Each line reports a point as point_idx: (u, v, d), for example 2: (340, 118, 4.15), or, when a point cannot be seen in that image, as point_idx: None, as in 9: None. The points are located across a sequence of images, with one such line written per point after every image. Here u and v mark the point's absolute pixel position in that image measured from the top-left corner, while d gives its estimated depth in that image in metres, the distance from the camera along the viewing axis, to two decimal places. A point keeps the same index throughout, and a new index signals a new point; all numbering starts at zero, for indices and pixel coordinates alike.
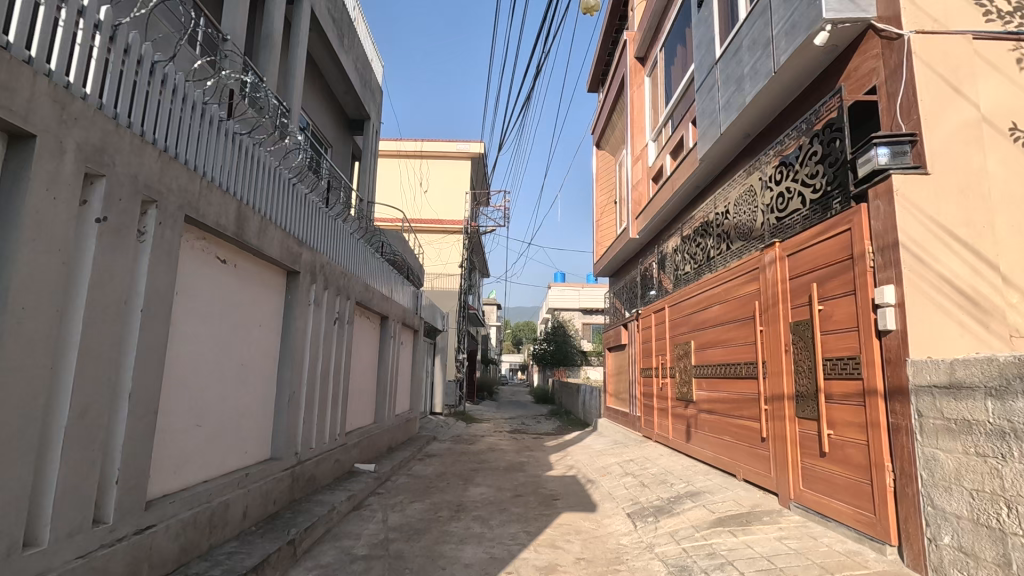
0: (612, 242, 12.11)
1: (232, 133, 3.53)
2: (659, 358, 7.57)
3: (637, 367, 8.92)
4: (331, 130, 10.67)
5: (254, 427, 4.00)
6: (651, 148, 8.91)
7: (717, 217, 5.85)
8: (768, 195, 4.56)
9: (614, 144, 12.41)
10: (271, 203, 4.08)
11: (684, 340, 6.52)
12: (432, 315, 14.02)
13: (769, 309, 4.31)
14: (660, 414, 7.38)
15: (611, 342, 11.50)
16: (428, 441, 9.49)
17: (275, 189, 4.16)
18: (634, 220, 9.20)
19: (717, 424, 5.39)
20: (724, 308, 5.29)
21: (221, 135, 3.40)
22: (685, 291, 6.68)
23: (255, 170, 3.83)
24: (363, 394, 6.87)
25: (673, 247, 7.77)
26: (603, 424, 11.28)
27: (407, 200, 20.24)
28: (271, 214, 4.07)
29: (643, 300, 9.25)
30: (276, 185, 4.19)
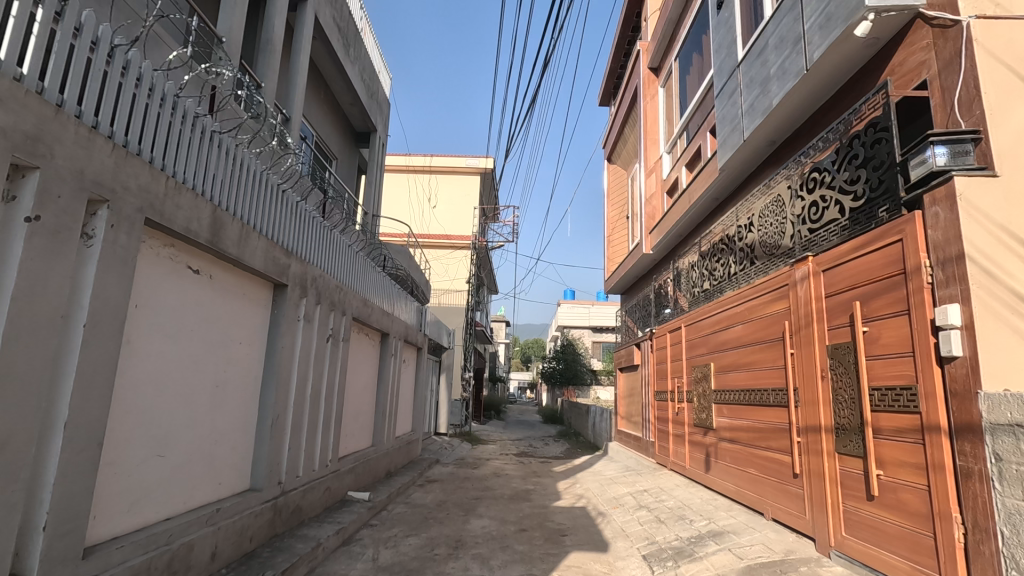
0: (624, 258, 11.72)
1: (210, 131, 3.24)
2: (675, 381, 7.12)
3: (650, 389, 8.47)
4: (335, 141, 10.45)
5: (230, 456, 3.61)
6: (666, 161, 8.57)
7: (738, 230, 5.46)
8: (799, 205, 4.17)
9: (626, 158, 12.08)
10: (256, 209, 3.77)
11: (703, 362, 6.08)
12: (437, 332, 13.65)
13: (801, 331, 3.90)
14: (676, 441, 6.92)
15: (622, 362, 11.04)
16: (430, 465, 9.05)
17: (262, 196, 3.86)
18: (647, 235, 8.83)
19: (741, 456, 4.94)
20: (747, 328, 4.88)
21: (196, 132, 3.10)
22: (703, 309, 6.26)
23: (237, 172, 3.52)
24: (360, 415, 6.48)
25: (690, 263, 7.37)
26: (614, 448, 10.77)
27: (415, 215, 20.03)
28: (256, 221, 3.75)
29: (657, 319, 8.83)
30: (264, 191, 3.89)
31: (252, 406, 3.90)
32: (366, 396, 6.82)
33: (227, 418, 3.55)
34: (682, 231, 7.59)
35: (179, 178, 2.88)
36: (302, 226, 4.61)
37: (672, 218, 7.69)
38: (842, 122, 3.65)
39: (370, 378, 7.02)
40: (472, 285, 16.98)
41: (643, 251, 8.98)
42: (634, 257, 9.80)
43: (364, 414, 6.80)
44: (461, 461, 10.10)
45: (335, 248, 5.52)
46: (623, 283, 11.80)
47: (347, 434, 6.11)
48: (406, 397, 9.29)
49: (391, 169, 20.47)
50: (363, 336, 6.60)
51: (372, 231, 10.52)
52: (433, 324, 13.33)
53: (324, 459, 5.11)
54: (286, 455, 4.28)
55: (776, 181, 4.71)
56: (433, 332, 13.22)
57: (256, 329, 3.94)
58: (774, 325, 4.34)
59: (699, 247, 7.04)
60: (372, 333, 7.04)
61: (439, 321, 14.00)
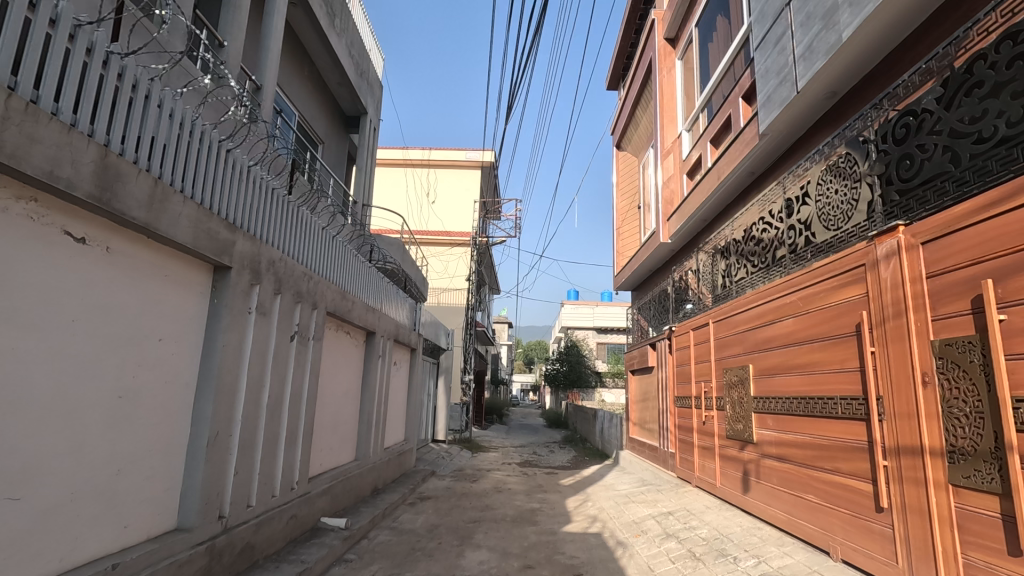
0: (635, 252, 10.84)
1: (114, 56, 2.44)
2: (700, 386, 6.26)
3: (669, 394, 7.58)
4: (322, 124, 9.63)
5: (146, 489, 2.74)
6: (685, 139, 7.71)
7: (782, 206, 4.59)
8: (875, 165, 3.31)
9: (637, 144, 11.20)
10: (190, 169, 2.94)
11: (737, 365, 5.20)
12: (433, 333, 12.78)
13: (887, 323, 3.03)
14: (703, 454, 6.04)
15: (635, 364, 10.15)
16: (423, 479, 8.17)
17: (210, 164, 3.17)
18: (664, 223, 7.96)
19: (793, 477, 4.07)
20: (799, 322, 4.00)
21: (89, 51, 2.31)
22: (736, 303, 5.38)
23: (158, 118, 2.72)
24: (338, 426, 5.62)
25: (716, 251, 6.49)
26: (627, 458, 9.86)
27: (412, 210, 19.18)
28: (189, 184, 2.93)
29: (677, 315, 7.94)
30: (213, 158, 3.20)
31: (183, 422, 3.05)
32: (346, 403, 5.95)
33: (141, 438, 2.70)
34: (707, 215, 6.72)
35: (65, 119, 2.15)
36: (265, 205, 3.90)
37: (694, 201, 6.82)
38: (946, 48, 2.80)
39: (351, 384, 6.14)
40: (472, 283, 16.10)
41: (659, 241, 8.11)
42: (649, 248, 8.93)
43: (343, 424, 5.93)
44: (459, 473, 9.22)
45: (308, 235, 4.78)
46: (635, 278, 10.90)
47: (322, 448, 5.25)
48: (397, 403, 8.43)
49: (388, 163, 19.63)
50: (341, 334, 5.73)
51: (363, 223, 9.73)
52: (429, 324, 12.45)
53: (287, 481, 4.25)
54: (233, 480, 3.43)
55: (834, 143, 3.85)
56: (429, 333, 12.33)
57: (187, 322, 3.09)
58: (843, 317, 3.46)
59: (727, 231, 6.17)
60: (353, 331, 6.17)
61: (436, 321, 13.12)
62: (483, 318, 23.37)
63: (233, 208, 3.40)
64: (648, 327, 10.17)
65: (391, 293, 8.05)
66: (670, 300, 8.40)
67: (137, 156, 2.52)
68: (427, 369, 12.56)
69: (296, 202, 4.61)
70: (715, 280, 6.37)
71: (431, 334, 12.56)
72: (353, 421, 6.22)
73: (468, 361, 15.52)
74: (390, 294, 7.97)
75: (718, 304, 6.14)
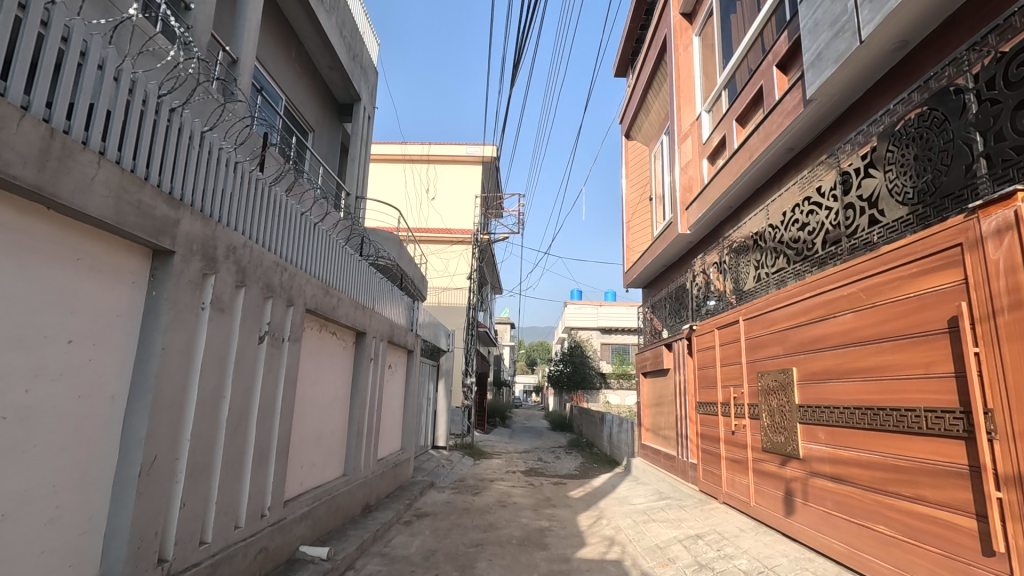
0: (647, 247, 10.21)
1: None
2: (727, 391, 5.62)
3: (689, 399, 6.94)
4: (312, 110, 9.02)
5: (47, 535, 2.12)
6: (705, 121, 7.07)
7: (831, 184, 3.95)
8: (969, 120, 2.67)
9: (648, 133, 10.57)
10: (113, 129, 2.35)
11: (775, 368, 4.56)
12: (432, 334, 12.15)
13: (999, 317, 2.38)
14: (732, 468, 5.39)
15: (648, 365, 9.52)
16: (421, 492, 7.53)
17: (198, 161, 3.01)
18: (682, 213, 7.32)
19: (855, 501, 3.43)
20: (860, 317, 3.39)
21: None
22: (772, 297, 4.74)
23: (60, 60, 2.13)
24: (321, 438, 5.00)
25: (743, 241, 5.85)
26: (640, 467, 9.22)
27: (411, 207, 18.57)
28: (111, 147, 2.32)
29: (696, 313, 7.30)
30: (202, 154, 3.04)
31: (106, 443, 2.42)
32: (331, 412, 5.33)
33: (38, 469, 2.08)
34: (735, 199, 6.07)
35: None
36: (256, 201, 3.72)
37: (718, 183, 6.17)
38: None
39: (336, 390, 5.50)
40: (473, 282, 15.48)
41: (676, 232, 7.47)
42: (664, 241, 8.31)
43: (327, 436, 5.28)
44: (460, 484, 8.59)
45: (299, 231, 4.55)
46: (647, 273, 10.21)
47: (302, 465, 4.62)
48: (393, 409, 7.79)
49: (386, 158, 19.05)
50: (322, 334, 5.08)
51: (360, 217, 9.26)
52: (428, 325, 11.82)
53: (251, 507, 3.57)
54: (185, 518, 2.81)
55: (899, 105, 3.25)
56: (428, 333, 11.69)
57: (112, 318, 2.46)
58: (929, 310, 2.82)
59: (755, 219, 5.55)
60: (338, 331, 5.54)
61: (436, 321, 12.48)
62: (485, 318, 22.76)
63: (222, 206, 3.23)
64: (663, 326, 9.51)
65: (388, 288, 7.56)
66: (688, 297, 7.77)
67: (96, 141, 2.23)
68: (426, 372, 11.91)
69: (271, 186, 4.03)
70: (742, 272, 5.75)
71: (431, 334, 11.94)
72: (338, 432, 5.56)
73: (470, 362, 14.88)
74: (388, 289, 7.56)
75: (747, 299, 5.50)
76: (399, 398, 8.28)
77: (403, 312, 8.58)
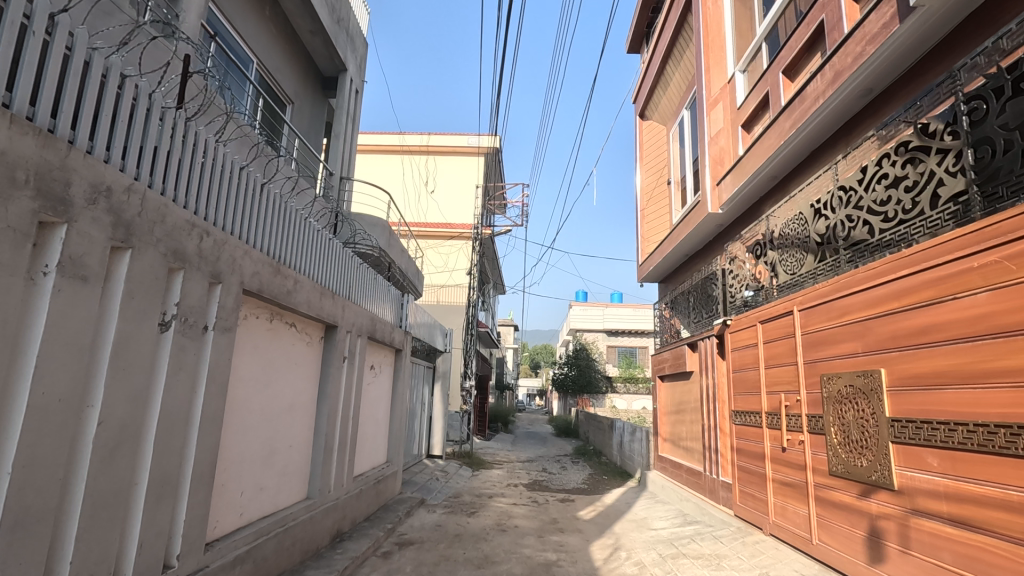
0: (665, 236, 9.22)
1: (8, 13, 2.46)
2: (774, 399, 4.62)
3: (723, 407, 5.96)
4: (290, 80, 8.08)
5: None
6: (739, 83, 6.12)
7: (961, 118, 3.12)
8: None
9: (666, 111, 9.58)
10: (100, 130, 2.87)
11: (847, 371, 3.55)
12: (428, 334, 11.17)
13: None
14: (783, 494, 4.39)
15: (667, 368, 8.51)
16: (407, 512, 6.55)
17: (202, 175, 3.67)
18: (712, 189, 6.31)
19: (995, 559, 2.45)
20: (1010, 296, 2.46)
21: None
22: (841, 281, 3.76)
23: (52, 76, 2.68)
24: (253, 454, 4.19)
25: (794, 217, 4.89)
26: (658, 482, 8.19)
27: (409, 200, 17.66)
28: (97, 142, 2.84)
29: (728, 306, 6.29)
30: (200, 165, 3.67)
31: None
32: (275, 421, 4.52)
33: None
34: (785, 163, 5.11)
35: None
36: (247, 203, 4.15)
37: (761, 148, 5.21)
38: None
39: (284, 396, 4.76)
40: (473, 279, 14.49)
41: (704, 212, 6.43)
42: (689, 226, 7.34)
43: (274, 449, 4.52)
44: (455, 501, 7.61)
45: (287, 233, 4.81)
46: (666, 265, 9.19)
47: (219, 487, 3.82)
48: (377, 417, 6.82)
49: (383, 149, 18.15)
50: (257, 325, 4.36)
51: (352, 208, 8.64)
52: (424, 324, 10.83)
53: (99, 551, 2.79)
54: None
55: None
56: (423, 333, 10.71)
57: None
58: None
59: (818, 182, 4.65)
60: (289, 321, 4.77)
61: (432, 320, 11.48)
62: (486, 319, 21.75)
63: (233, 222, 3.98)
64: (686, 324, 8.48)
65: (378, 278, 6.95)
66: (715, 289, 6.77)
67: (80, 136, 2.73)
68: (419, 374, 10.91)
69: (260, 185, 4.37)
70: (798, 252, 4.78)
71: (426, 335, 10.96)
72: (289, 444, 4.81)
73: (469, 365, 13.88)
74: (377, 280, 6.99)
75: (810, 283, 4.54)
76: (387, 404, 7.30)
77: (397, 308, 7.86)
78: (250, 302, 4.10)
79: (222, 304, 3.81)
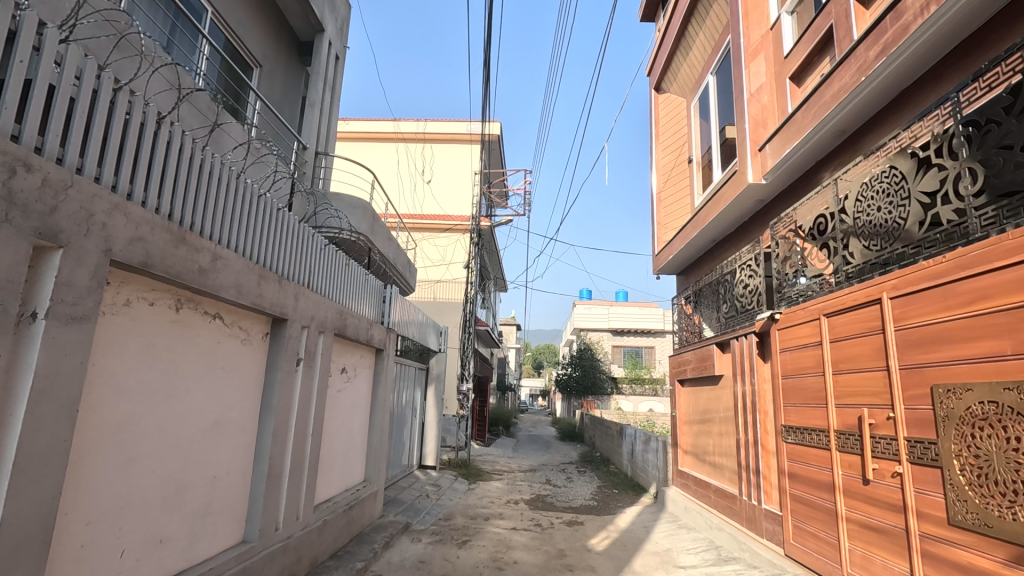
0: (685, 221, 8.19)
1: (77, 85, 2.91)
2: (854, 413, 3.79)
3: (770, 421, 5.06)
4: (259, 39, 7.04)
5: None
6: (788, 27, 5.24)
7: None
8: None
9: (685, 81, 8.51)
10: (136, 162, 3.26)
11: (991, 389, 2.81)
12: (421, 332, 10.16)
13: None
14: (864, 541, 3.61)
15: (688, 371, 7.50)
16: (387, 544, 5.54)
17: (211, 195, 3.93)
18: (753, 156, 5.43)
19: None
20: None
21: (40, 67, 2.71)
22: (969, 258, 3.05)
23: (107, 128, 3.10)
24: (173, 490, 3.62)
25: (883, 176, 3.95)
26: (678, 502, 7.18)
27: (405, 190, 16.68)
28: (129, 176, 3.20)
29: (773, 296, 5.32)
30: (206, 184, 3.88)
31: None
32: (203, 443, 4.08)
33: None
34: (865, 108, 4.18)
35: None
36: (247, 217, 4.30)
37: (839, 92, 4.31)
38: None
39: (206, 412, 3.90)
40: (471, 273, 13.45)
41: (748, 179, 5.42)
42: (718, 206, 6.33)
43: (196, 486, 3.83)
44: (447, 525, 6.61)
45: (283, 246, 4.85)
46: (687, 255, 8.14)
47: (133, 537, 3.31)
48: (353, 428, 5.83)
49: (379, 137, 17.26)
50: (160, 320, 3.50)
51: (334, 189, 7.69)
52: (416, 322, 9.79)
53: None
54: None
55: None
56: (415, 331, 9.70)
57: None
58: None
59: (923, 133, 3.73)
60: (216, 314, 4.02)
61: (426, 318, 10.46)
62: (487, 317, 20.71)
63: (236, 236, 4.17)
64: (710, 322, 7.57)
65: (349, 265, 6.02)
66: (750, 279, 5.80)
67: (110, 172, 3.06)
68: (410, 377, 9.92)
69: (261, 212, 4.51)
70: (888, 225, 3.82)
71: (418, 333, 9.92)
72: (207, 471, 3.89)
73: (466, 366, 12.85)
74: (350, 267, 6.05)
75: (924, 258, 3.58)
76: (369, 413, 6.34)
77: (378, 303, 6.86)
78: (131, 284, 3.26)
79: (70, 280, 2.80)
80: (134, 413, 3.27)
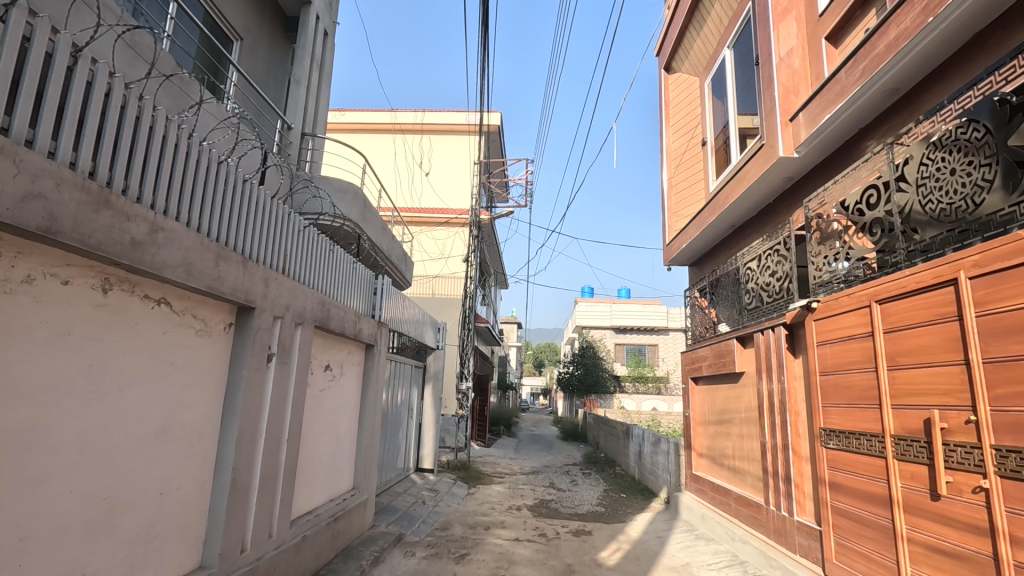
0: (698, 207, 7.64)
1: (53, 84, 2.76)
2: (919, 416, 3.25)
3: (804, 424, 4.53)
4: (240, 9, 6.49)
5: None
6: None
7: None
8: None
9: (698, 58, 7.97)
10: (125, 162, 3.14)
11: None
12: (419, 329, 9.64)
13: None
14: (935, 567, 3.07)
15: (703, 369, 6.98)
16: (377, 559, 5.00)
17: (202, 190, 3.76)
18: (784, 127, 4.86)
19: None
20: None
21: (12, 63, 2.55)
22: None
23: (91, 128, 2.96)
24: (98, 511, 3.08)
25: (955, 136, 3.41)
26: (693, 509, 6.67)
27: (402, 183, 16.17)
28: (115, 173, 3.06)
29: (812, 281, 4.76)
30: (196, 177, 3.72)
31: None
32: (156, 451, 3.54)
33: None
34: (927, 61, 3.67)
35: None
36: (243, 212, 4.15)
37: (897, 42, 3.77)
38: None
39: (148, 417, 3.37)
40: (470, 267, 12.92)
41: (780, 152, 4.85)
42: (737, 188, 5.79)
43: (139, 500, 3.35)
44: (443, 536, 6.10)
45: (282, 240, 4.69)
46: (701, 243, 7.60)
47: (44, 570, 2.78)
48: (341, 431, 5.29)
49: (376, 128, 16.81)
50: (81, 305, 2.94)
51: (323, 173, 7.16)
52: (411, 317, 9.23)
53: None
54: None
55: None
56: (411, 327, 9.16)
57: None
58: None
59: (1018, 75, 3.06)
60: (161, 298, 3.45)
61: (423, 313, 9.91)
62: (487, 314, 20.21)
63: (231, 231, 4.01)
64: (726, 316, 7.06)
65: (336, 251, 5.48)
66: (776, 266, 5.29)
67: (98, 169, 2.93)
68: (406, 375, 9.41)
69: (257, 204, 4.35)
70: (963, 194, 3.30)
71: (414, 329, 9.37)
72: (152, 488, 3.39)
73: (465, 363, 12.32)
74: (338, 254, 5.51)
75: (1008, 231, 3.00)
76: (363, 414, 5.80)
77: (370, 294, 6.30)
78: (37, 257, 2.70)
79: None
80: (51, 418, 2.77)
